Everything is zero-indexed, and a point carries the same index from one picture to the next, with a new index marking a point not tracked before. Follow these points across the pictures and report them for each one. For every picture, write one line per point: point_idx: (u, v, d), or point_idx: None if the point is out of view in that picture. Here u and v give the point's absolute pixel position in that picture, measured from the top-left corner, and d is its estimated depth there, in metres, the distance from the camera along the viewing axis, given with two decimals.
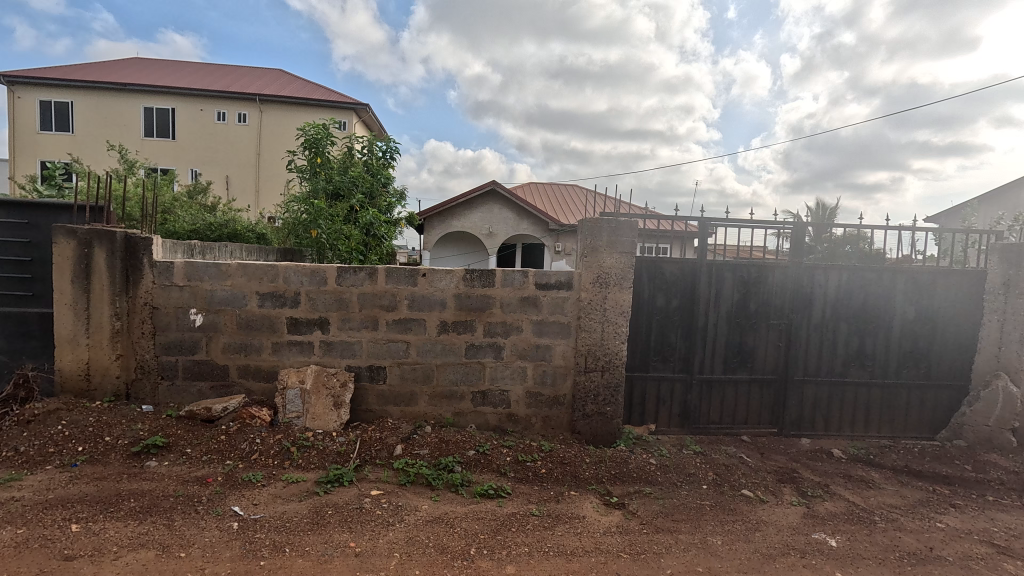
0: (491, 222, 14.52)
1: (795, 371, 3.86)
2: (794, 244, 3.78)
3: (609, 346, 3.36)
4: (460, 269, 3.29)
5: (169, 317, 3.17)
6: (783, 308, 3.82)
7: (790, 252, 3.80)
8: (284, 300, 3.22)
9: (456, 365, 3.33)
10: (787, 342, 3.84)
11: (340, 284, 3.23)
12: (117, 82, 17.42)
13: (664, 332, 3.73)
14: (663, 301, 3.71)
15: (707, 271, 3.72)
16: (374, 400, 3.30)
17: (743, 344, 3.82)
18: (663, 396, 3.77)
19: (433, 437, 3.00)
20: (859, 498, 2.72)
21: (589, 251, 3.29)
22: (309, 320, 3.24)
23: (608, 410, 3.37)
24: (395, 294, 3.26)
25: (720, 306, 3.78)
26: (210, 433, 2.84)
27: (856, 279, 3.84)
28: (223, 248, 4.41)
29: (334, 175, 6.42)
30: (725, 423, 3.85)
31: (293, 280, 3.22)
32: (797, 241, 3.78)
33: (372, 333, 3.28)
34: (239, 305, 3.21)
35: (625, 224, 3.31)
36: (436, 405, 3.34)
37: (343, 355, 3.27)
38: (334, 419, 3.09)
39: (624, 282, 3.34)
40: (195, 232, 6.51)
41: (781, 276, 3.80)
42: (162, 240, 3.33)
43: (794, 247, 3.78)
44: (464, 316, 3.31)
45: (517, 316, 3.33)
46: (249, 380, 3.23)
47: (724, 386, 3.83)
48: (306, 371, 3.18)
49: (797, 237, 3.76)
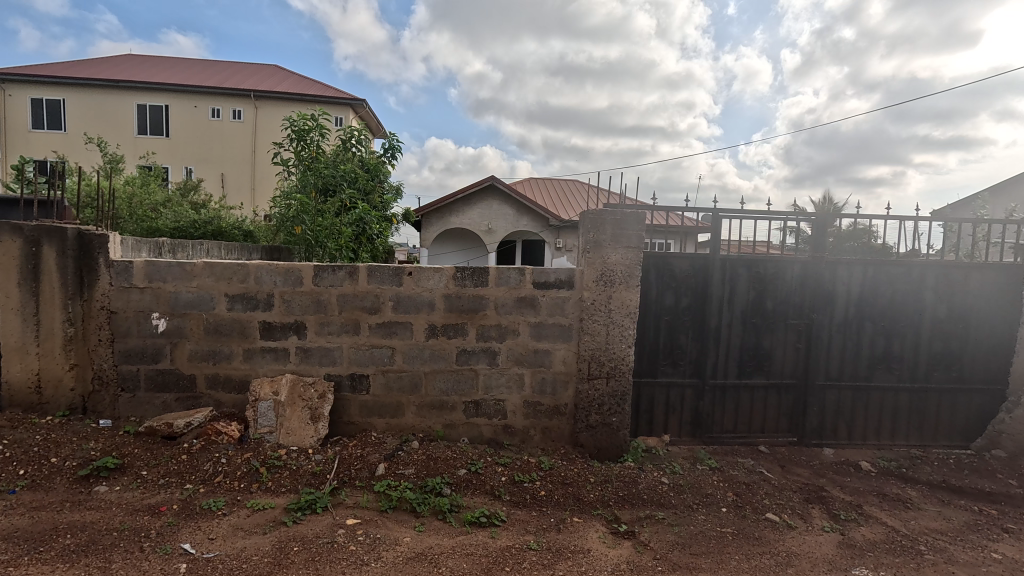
0: (490, 218, 14.19)
1: (816, 374, 3.55)
2: (813, 237, 3.48)
3: (615, 351, 3.05)
4: (450, 267, 2.98)
5: (129, 323, 2.87)
6: (802, 307, 3.51)
7: (808, 245, 3.50)
8: (256, 303, 2.92)
9: (446, 373, 3.02)
10: (807, 344, 3.53)
11: (317, 284, 2.93)
12: (109, 80, 17.13)
13: (674, 334, 3.43)
14: (673, 300, 3.40)
15: (720, 268, 3.42)
16: (357, 411, 3.01)
17: (760, 345, 3.52)
18: (673, 403, 3.46)
19: (420, 454, 2.71)
20: (898, 523, 2.42)
21: (592, 247, 2.98)
22: (283, 325, 2.94)
23: (614, 420, 3.07)
24: (378, 295, 2.96)
25: (734, 305, 3.47)
26: (170, 452, 2.56)
27: (882, 274, 3.53)
28: (199, 248, 4.11)
29: (323, 168, 6.11)
30: (741, 432, 3.55)
31: (265, 281, 2.92)
32: (816, 233, 3.47)
33: (353, 338, 2.98)
34: (205, 308, 2.90)
35: (631, 216, 3.00)
36: (425, 416, 3.04)
37: (322, 363, 2.98)
38: (310, 434, 2.77)
39: (631, 280, 3.03)
40: (179, 229, 6.20)
41: (801, 272, 3.49)
42: (123, 238, 3.04)
43: (814, 239, 3.47)
44: (454, 319, 3.01)
45: (512, 318, 3.03)
46: (218, 391, 2.94)
47: (740, 392, 3.53)
48: (280, 381, 2.87)
49: (817, 228, 3.45)
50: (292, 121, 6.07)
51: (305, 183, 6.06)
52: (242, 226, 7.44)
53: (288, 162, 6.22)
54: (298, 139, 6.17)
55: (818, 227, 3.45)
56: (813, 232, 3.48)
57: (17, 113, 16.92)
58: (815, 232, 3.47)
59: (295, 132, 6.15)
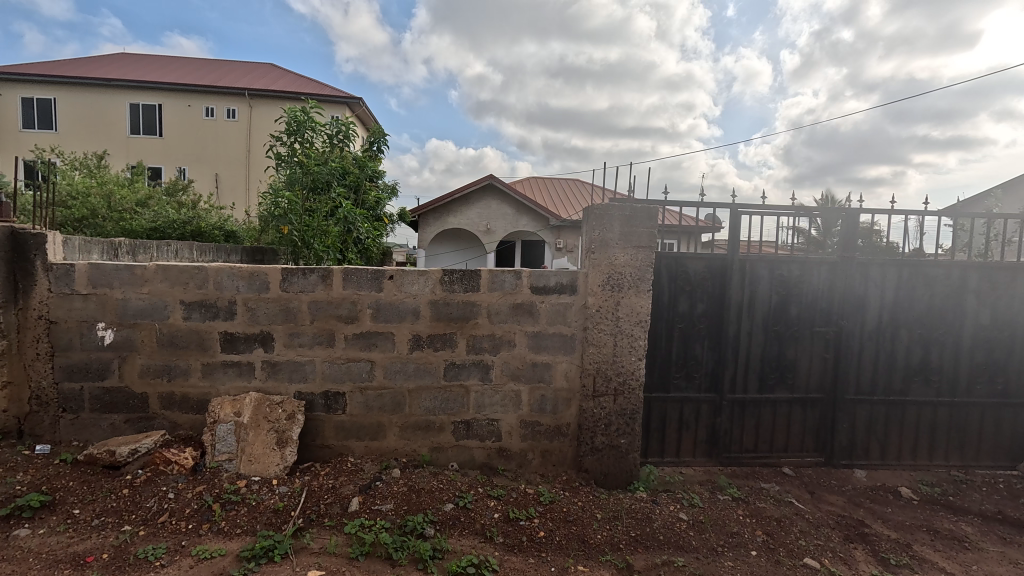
0: (489, 218, 13.85)
1: (845, 389, 3.20)
2: (828, 237, 3.15)
3: (623, 364, 2.69)
4: (437, 271, 2.63)
5: (71, 334, 2.53)
6: (830, 313, 3.16)
7: (828, 244, 3.16)
8: (217, 311, 2.58)
9: (433, 390, 2.68)
10: (835, 354, 3.18)
11: (286, 290, 2.58)
12: (101, 78, 16.79)
13: (687, 344, 3.08)
14: (687, 306, 3.05)
15: (739, 269, 3.07)
16: (332, 433, 2.67)
17: (784, 355, 3.17)
18: (687, 420, 3.11)
19: (401, 486, 2.37)
20: (958, 569, 2.07)
21: (597, 246, 2.63)
22: (247, 337, 2.60)
23: (622, 443, 2.72)
24: (355, 302, 2.61)
25: (754, 311, 3.12)
26: (109, 486, 2.21)
27: (919, 277, 3.17)
28: (165, 249, 3.73)
29: (314, 165, 5.73)
30: (762, 451, 3.20)
31: (226, 286, 2.57)
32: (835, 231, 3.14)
33: (328, 350, 2.63)
34: (158, 317, 2.56)
35: (642, 211, 2.66)
36: (409, 439, 2.70)
37: (292, 379, 2.63)
38: (276, 462, 2.42)
39: (641, 284, 2.68)
40: (158, 229, 5.83)
41: (828, 274, 3.14)
42: (67, 239, 2.69)
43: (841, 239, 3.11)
44: (442, 329, 2.66)
45: (508, 328, 2.68)
46: (173, 411, 2.59)
47: (760, 408, 3.18)
48: (243, 401, 2.54)
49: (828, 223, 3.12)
50: (288, 112, 5.70)
51: (293, 179, 5.70)
52: (224, 225, 7.07)
53: (281, 158, 5.78)
54: (292, 133, 5.74)
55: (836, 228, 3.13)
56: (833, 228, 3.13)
57: (7, 113, 16.59)
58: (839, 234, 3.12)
59: (291, 125, 5.71)
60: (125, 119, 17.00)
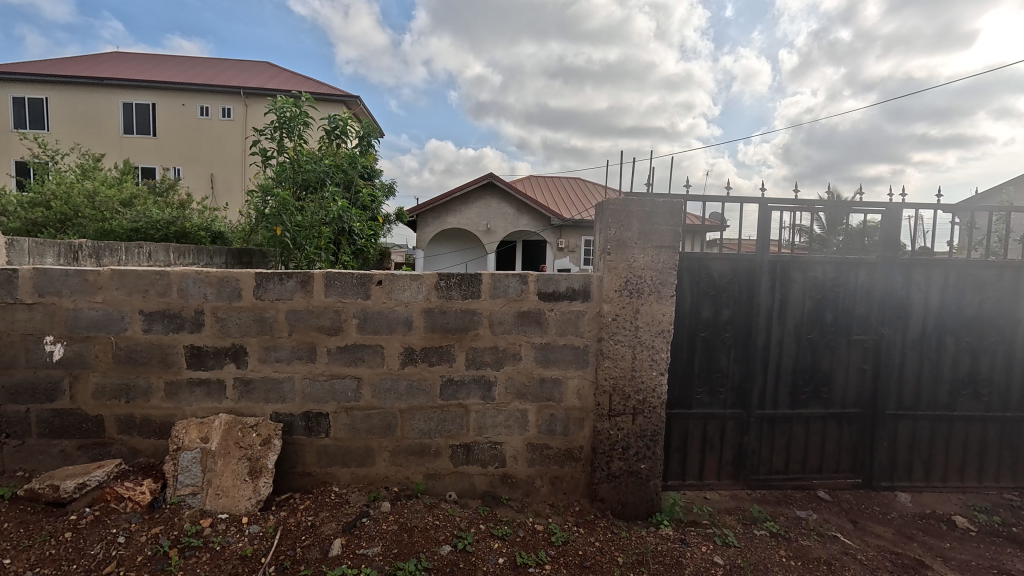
0: (489, 218, 13.56)
1: (886, 403, 2.89)
2: (833, 233, 2.80)
3: (643, 380, 2.38)
4: (432, 275, 2.32)
5: (15, 350, 2.21)
6: (869, 320, 2.85)
7: (832, 242, 2.81)
8: (182, 323, 2.26)
9: (428, 410, 2.37)
10: (875, 365, 2.87)
11: (260, 298, 2.27)
12: (93, 77, 16.48)
13: (712, 355, 2.76)
14: (711, 312, 2.74)
15: (768, 271, 2.76)
16: (314, 459, 2.36)
17: (818, 366, 2.86)
18: (711, 439, 2.80)
19: (392, 523, 2.06)
20: None
21: (614, 247, 2.32)
22: (217, 351, 2.29)
23: (642, 468, 2.41)
24: (339, 311, 2.30)
25: (786, 318, 2.81)
26: (50, 528, 1.89)
27: (968, 279, 2.86)
28: (136, 251, 3.41)
29: (305, 163, 5.35)
30: (793, 473, 2.89)
31: (192, 294, 2.25)
32: (841, 228, 2.79)
33: (308, 366, 2.32)
34: (114, 330, 2.24)
35: (664, 206, 2.34)
36: (401, 465, 2.39)
37: (268, 399, 2.32)
38: (247, 495, 2.11)
39: (663, 290, 2.36)
40: (139, 230, 5.50)
41: (868, 277, 2.83)
42: (13, 241, 2.37)
43: (845, 235, 2.79)
44: (438, 341, 2.34)
45: (513, 339, 2.37)
46: (133, 436, 2.28)
47: (792, 425, 2.87)
48: (212, 425, 2.22)
49: (835, 217, 2.77)
50: (275, 105, 5.15)
51: (282, 178, 5.31)
52: (211, 226, 6.72)
53: (268, 153, 5.33)
54: (281, 128, 5.26)
55: (846, 225, 2.79)
56: (843, 224, 2.79)
57: None
58: (852, 230, 2.78)
59: (280, 118, 5.23)
60: (118, 119, 16.69)
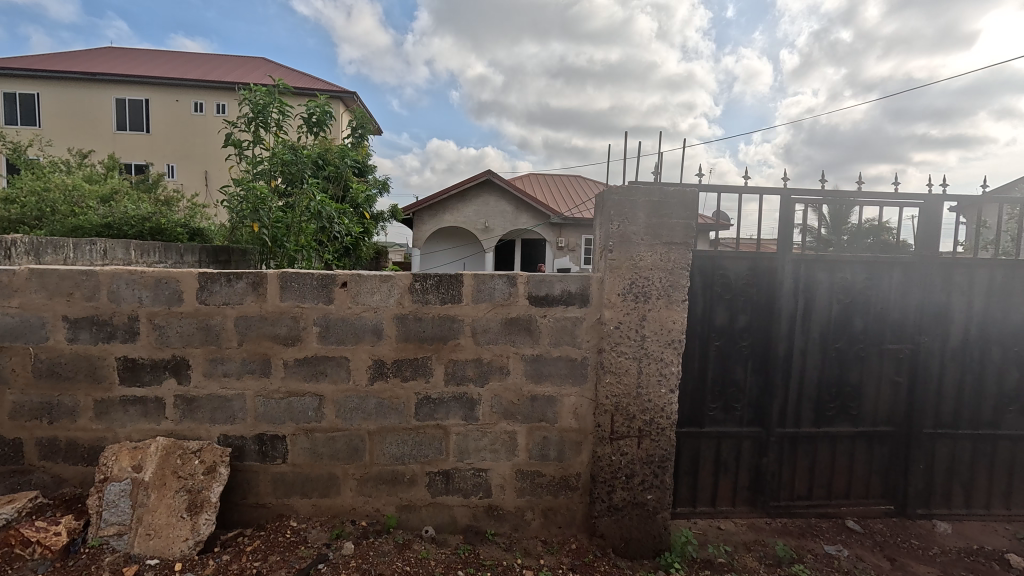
0: (487, 216, 13.24)
1: (922, 421, 2.56)
2: (836, 233, 2.49)
3: (650, 398, 2.06)
4: (406, 276, 2.00)
5: None
6: (903, 327, 2.52)
7: (836, 241, 2.50)
8: (113, 331, 1.94)
9: (400, 433, 2.05)
10: (910, 379, 2.54)
11: (205, 303, 1.95)
12: (86, 73, 16.17)
13: (727, 366, 2.44)
14: (725, 318, 2.42)
15: (791, 271, 2.43)
16: (269, 489, 2.04)
17: (846, 379, 2.53)
18: (726, 461, 2.48)
19: (355, 572, 1.74)
20: None
21: (616, 243, 1.99)
22: (155, 364, 1.97)
23: (649, 499, 2.09)
24: (298, 318, 1.98)
25: (810, 325, 2.49)
26: None
27: (1017, 280, 2.53)
28: (88, 248, 3.08)
29: (283, 155, 4.93)
30: (818, 499, 2.57)
31: (124, 297, 1.93)
32: (844, 227, 2.48)
33: (261, 382, 2.00)
34: (33, 339, 1.92)
35: (676, 196, 2.02)
36: (370, 496, 2.07)
37: (215, 420, 2.00)
38: (183, 536, 1.78)
39: (674, 294, 2.04)
40: (109, 227, 5.18)
41: (902, 278, 2.50)
42: None
43: (850, 234, 2.48)
44: (412, 353, 2.02)
45: (499, 351, 2.04)
46: (57, 463, 1.97)
47: (816, 445, 2.54)
48: (147, 451, 1.90)
49: (839, 214, 2.47)
50: (246, 93, 4.74)
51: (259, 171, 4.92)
52: (191, 223, 6.37)
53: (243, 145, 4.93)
54: (256, 118, 4.85)
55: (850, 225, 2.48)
56: (848, 222, 2.47)
57: None
58: (855, 229, 2.47)
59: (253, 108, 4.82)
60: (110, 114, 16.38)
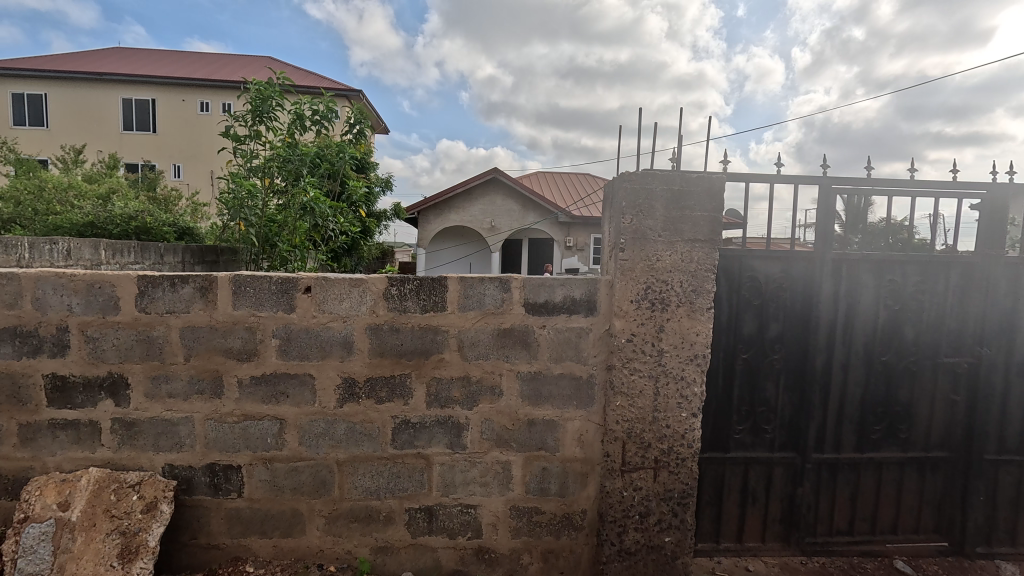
0: (494, 215, 12.97)
1: (984, 445, 2.21)
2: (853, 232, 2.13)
3: (669, 424, 1.74)
4: (380, 280, 1.70)
5: None
6: (962, 337, 2.18)
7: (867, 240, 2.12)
8: (38, 344, 1.66)
9: (375, 463, 1.75)
10: (969, 398, 2.19)
11: (146, 311, 1.67)
12: (93, 72, 16.10)
13: (756, 383, 2.11)
14: (754, 327, 2.09)
15: (832, 274, 2.10)
16: (223, 527, 1.76)
17: (894, 399, 2.20)
18: (755, 491, 2.15)
19: None
20: None
21: (629, 240, 1.68)
22: (88, 383, 1.69)
23: (667, 543, 1.78)
24: (254, 329, 1.69)
25: (854, 335, 2.15)
26: None
27: None
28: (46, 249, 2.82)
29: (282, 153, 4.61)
30: (860, 534, 2.24)
31: (51, 305, 1.64)
32: (866, 226, 2.13)
33: (212, 404, 1.71)
34: None
35: (699, 184, 1.70)
36: (340, 536, 1.78)
37: (159, 448, 1.72)
38: None
39: (697, 302, 1.72)
40: (93, 225, 4.94)
41: (960, 281, 2.16)
42: None
43: (872, 234, 2.13)
44: (388, 370, 1.72)
45: (490, 367, 1.74)
46: None
47: (860, 473, 2.21)
48: (76, 485, 1.60)
49: (864, 210, 2.12)
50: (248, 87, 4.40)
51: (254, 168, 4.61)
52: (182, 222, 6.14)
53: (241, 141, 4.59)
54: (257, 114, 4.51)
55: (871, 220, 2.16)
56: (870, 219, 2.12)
57: None
58: (879, 228, 2.13)
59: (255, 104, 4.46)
60: (117, 114, 16.29)
